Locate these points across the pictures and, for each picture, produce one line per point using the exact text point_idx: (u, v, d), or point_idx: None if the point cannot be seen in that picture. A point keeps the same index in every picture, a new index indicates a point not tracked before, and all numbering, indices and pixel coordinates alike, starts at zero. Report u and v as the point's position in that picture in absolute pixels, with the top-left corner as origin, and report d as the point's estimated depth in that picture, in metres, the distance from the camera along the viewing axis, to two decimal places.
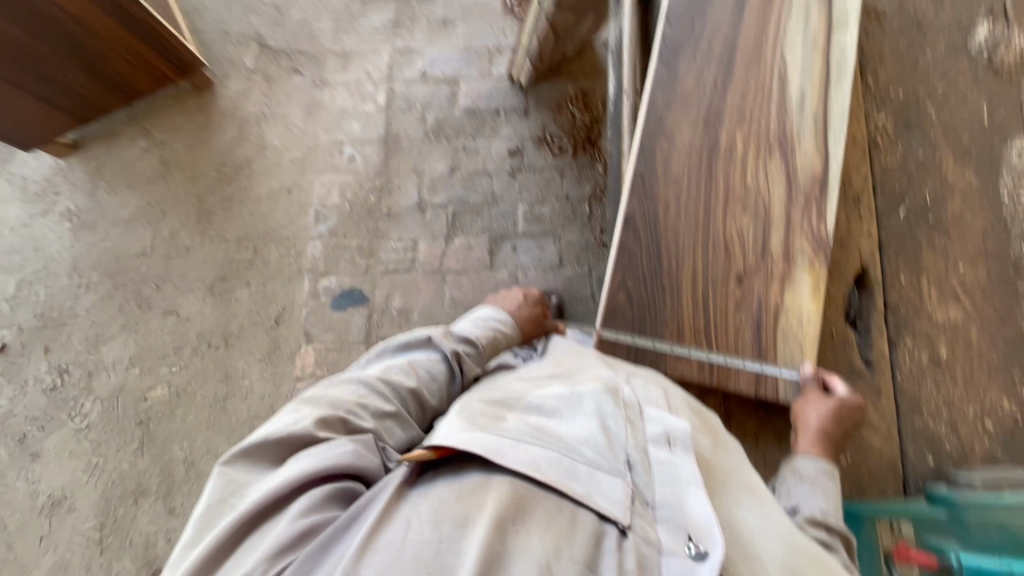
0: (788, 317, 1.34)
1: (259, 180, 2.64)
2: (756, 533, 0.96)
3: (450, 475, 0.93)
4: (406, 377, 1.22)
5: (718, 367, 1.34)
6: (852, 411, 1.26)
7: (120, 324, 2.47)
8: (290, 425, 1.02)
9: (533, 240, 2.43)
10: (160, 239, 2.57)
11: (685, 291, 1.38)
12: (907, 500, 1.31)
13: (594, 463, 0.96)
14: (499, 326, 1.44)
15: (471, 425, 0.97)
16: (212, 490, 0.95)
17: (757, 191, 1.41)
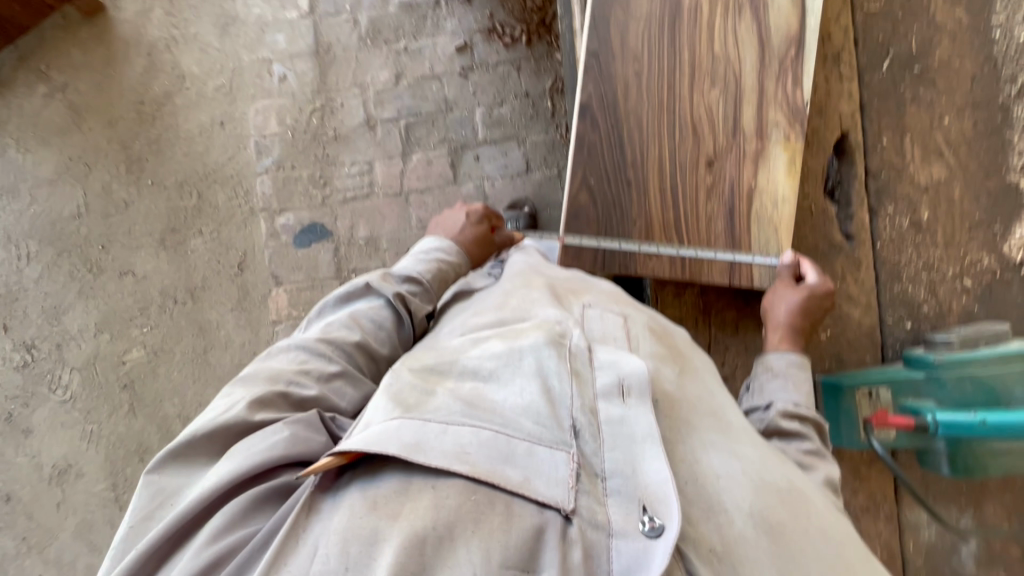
0: (763, 199, 1.27)
1: (185, 115, 2.37)
2: (721, 479, 0.80)
3: (357, 480, 0.72)
4: (349, 332, 1.12)
5: (691, 261, 1.26)
6: (821, 299, 1.24)
7: (76, 291, 2.33)
8: (222, 412, 0.90)
9: (496, 146, 2.26)
10: (93, 196, 2.35)
11: (651, 182, 1.27)
12: (885, 368, 1.30)
13: (534, 438, 0.75)
14: (441, 257, 1.36)
15: (386, 408, 0.77)
16: (139, 503, 0.83)
17: (727, 60, 1.28)
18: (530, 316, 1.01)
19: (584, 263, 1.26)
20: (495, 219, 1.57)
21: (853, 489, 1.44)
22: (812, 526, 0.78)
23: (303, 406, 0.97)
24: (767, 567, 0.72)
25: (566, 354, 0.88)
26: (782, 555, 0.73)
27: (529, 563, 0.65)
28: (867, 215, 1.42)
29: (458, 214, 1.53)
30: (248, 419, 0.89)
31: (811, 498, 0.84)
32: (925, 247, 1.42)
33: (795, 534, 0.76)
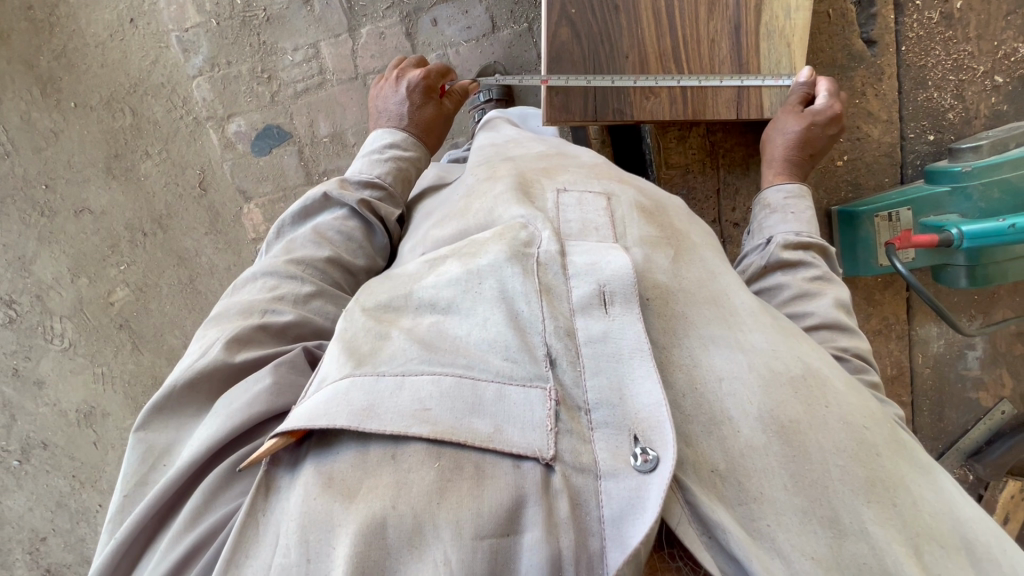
0: (772, 10, 1.11)
1: (86, 16, 2.02)
2: (725, 382, 0.74)
3: (313, 452, 0.68)
4: (317, 249, 1.05)
5: (694, 96, 1.13)
6: (829, 125, 1.10)
7: (36, 238, 2.18)
8: (197, 359, 0.87)
9: (454, 3, 1.97)
10: (15, 130, 2.09)
11: (643, 3, 1.10)
12: (908, 189, 1.28)
13: (502, 378, 0.70)
14: (397, 153, 1.22)
15: (344, 361, 0.73)
16: (130, 460, 0.83)
17: None
18: (494, 219, 0.93)
19: (574, 112, 1.12)
20: (438, 85, 1.33)
21: (866, 316, 1.49)
22: (828, 417, 0.72)
23: (284, 332, 0.94)
24: (778, 474, 0.67)
25: (532, 268, 0.80)
26: (794, 454, 0.68)
27: (508, 526, 0.61)
28: (892, 14, 1.36)
29: (395, 93, 1.30)
30: (227, 360, 0.86)
31: (827, 381, 0.76)
32: (953, 42, 1.35)
33: (808, 427, 0.70)
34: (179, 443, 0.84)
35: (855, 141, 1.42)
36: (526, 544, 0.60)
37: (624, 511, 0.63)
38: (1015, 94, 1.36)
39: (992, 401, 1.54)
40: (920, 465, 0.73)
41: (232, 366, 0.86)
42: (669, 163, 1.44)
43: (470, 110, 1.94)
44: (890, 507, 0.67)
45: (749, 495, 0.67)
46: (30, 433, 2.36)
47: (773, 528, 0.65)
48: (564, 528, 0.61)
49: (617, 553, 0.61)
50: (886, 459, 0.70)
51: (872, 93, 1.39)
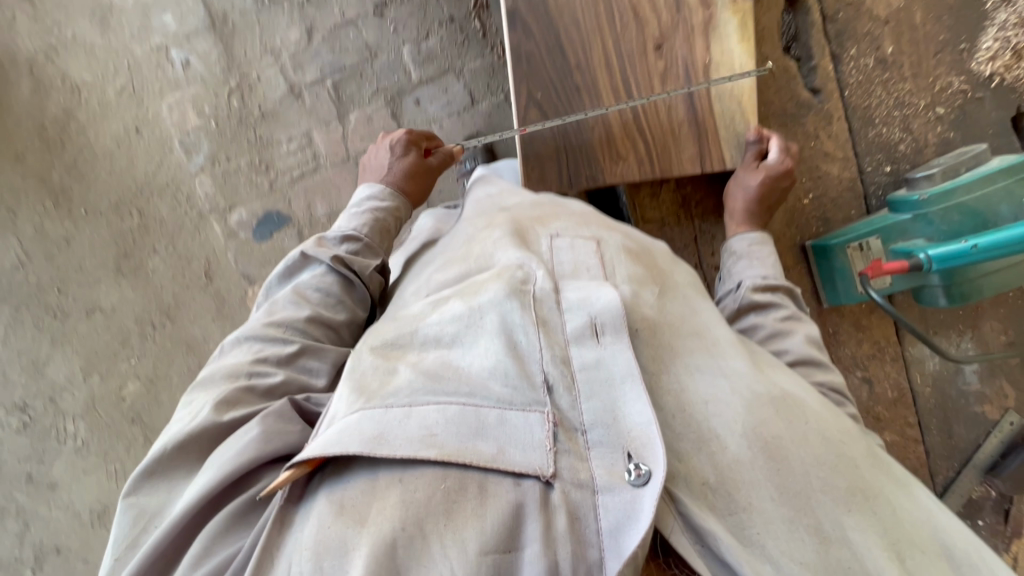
0: (721, 73, 1.15)
1: (94, 130, 2.15)
2: (711, 404, 0.79)
3: (327, 481, 0.73)
4: (298, 309, 1.10)
5: (659, 157, 1.18)
6: (782, 178, 1.17)
7: (49, 341, 2.24)
8: (188, 422, 0.91)
9: (434, 83, 2.13)
10: (30, 241, 2.20)
11: (601, 81, 1.18)
12: (873, 219, 1.35)
13: (503, 404, 0.76)
14: (375, 208, 1.29)
15: (355, 396, 0.78)
16: (123, 524, 0.85)
17: None
18: (492, 261, 0.98)
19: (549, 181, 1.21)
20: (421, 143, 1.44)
21: (857, 340, 1.52)
22: (808, 432, 0.77)
23: (272, 392, 0.97)
24: (764, 486, 0.72)
25: (530, 303, 0.87)
26: (778, 468, 0.73)
27: (509, 542, 0.66)
28: (830, 65, 1.47)
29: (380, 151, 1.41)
30: (216, 419, 0.89)
31: (804, 402, 0.81)
32: (891, 82, 1.46)
33: (790, 444, 0.75)
34: (167, 503, 0.85)
35: (817, 179, 1.49)
36: (526, 558, 0.66)
37: (619, 521, 0.68)
38: (959, 122, 1.45)
39: (998, 413, 1.53)
40: (896, 478, 0.78)
41: (222, 425, 0.89)
42: (645, 219, 1.51)
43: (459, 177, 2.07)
44: (870, 515, 0.72)
45: (739, 505, 0.71)
46: (44, 539, 2.33)
47: (762, 536, 0.69)
48: (561, 541, 0.67)
49: (614, 561, 0.67)
50: (864, 471, 0.76)
51: (826, 135, 1.48)
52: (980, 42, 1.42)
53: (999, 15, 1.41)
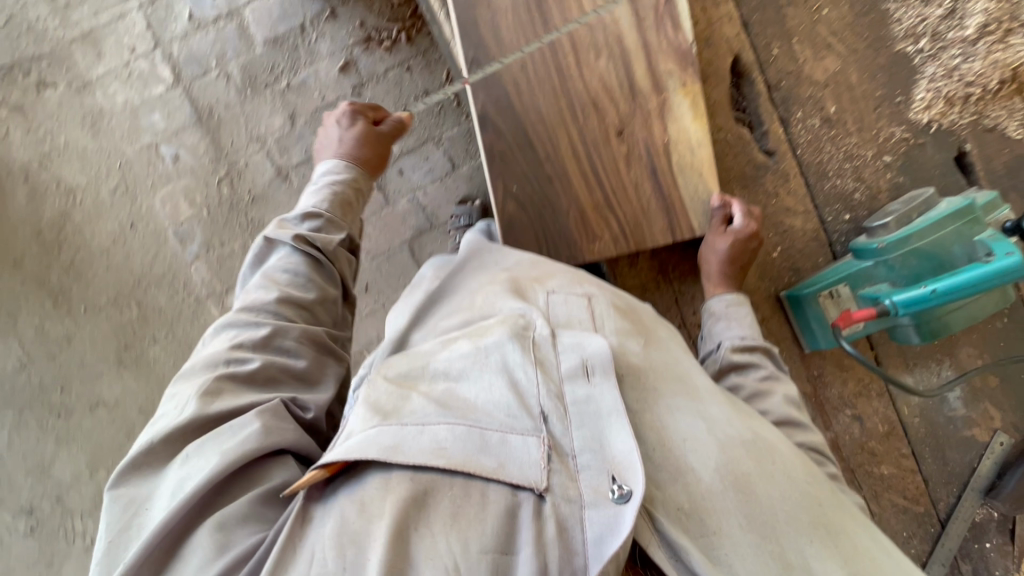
0: (679, 151, 1.23)
1: (90, 230, 2.21)
2: (688, 441, 0.95)
3: (345, 486, 0.87)
4: (266, 292, 1.23)
5: (632, 232, 1.25)
6: (748, 240, 1.26)
7: (54, 441, 2.24)
8: (175, 416, 1.02)
9: (415, 153, 2.26)
10: (30, 343, 2.23)
11: (571, 169, 1.23)
12: (840, 266, 1.44)
13: (506, 428, 0.90)
14: (332, 182, 1.45)
15: (374, 415, 0.90)
16: (115, 514, 0.96)
17: (603, 26, 1.21)
18: (494, 309, 1.11)
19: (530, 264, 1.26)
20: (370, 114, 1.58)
21: (843, 380, 1.61)
22: (775, 471, 0.93)
23: (252, 378, 1.11)
24: (735, 515, 0.87)
25: (530, 345, 1.02)
26: (747, 499, 0.89)
27: (505, 546, 0.80)
28: (780, 128, 1.64)
29: (333, 128, 1.56)
30: (202, 411, 1.01)
31: (775, 446, 0.97)
32: (839, 137, 1.63)
33: (758, 478, 0.92)
34: (157, 492, 0.97)
35: (783, 233, 1.60)
36: (519, 559, 0.79)
37: (601, 534, 0.81)
38: (903, 168, 1.63)
39: (988, 434, 1.64)
40: (856, 518, 0.95)
41: (207, 416, 1.01)
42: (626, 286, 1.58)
43: (451, 231, 2.24)
44: (831, 546, 0.88)
45: (710, 529, 0.87)
46: None
47: (730, 557, 0.85)
48: (550, 545, 0.80)
49: (596, 564, 0.79)
50: (825, 509, 0.93)
51: (785, 192, 1.61)
52: (914, 93, 1.63)
53: (926, 69, 1.62)
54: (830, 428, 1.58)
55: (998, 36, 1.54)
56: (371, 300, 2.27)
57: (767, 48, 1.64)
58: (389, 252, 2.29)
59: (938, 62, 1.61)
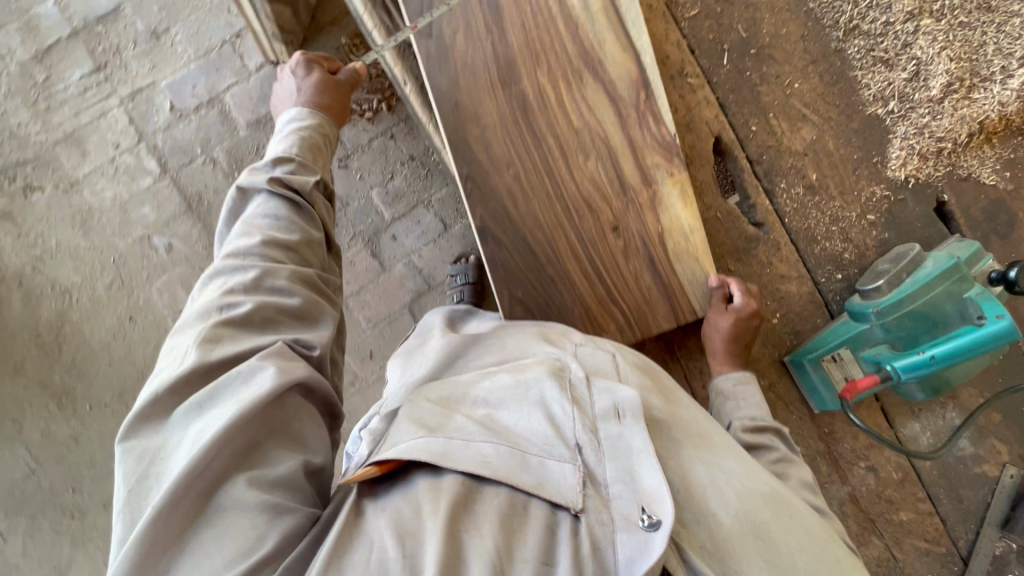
0: (675, 240, 1.22)
1: (89, 327, 2.21)
2: (709, 486, 0.98)
3: (399, 491, 0.91)
4: (250, 237, 1.17)
5: (637, 322, 1.23)
6: (751, 318, 1.29)
7: (69, 542, 2.22)
8: (177, 368, 0.97)
9: (407, 218, 2.29)
10: (38, 446, 2.21)
11: (572, 269, 1.20)
12: (840, 327, 1.53)
13: (543, 452, 0.93)
14: (298, 129, 1.42)
15: (422, 430, 0.96)
16: (127, 470, 0.90)
17: (587, 126, 1.18)
18: (528, 352, 1.13)
19: None
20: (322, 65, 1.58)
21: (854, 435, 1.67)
22: (793, 524, 0.98)
23: (248, 321, 1.06)
24: (757, 560, 0.91)
25: (566, 384, 1.04)
26: (769, 548, 0.93)
27: (547, 557, 0.82)
28: (766, 199, 1.69)
29: (291, 79, 1.53)
30: (205, 358, 0.97)
31: (792, 502, 1.02)
32: (824, 202, 1.68)
33: (776, 529, 0.96)
34: (170, 442, 0.92)
35: (779, 300, 1.66)
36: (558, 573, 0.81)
37: (634, 556, 0.83)
38: (889, 223, 1.67)
39: (997, 469, 1.69)
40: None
41: (211, 362, 0.97)
42: None
43: (449, 291, 2.26)
44: None
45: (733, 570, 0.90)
46: None
47: None
48: (587, 561, 0.83)
49: None
50: (843, 566, 0.98)
51: (778, 259, 1.67)
52: (890, 152, 1.68)
53: (898, 128, 1.67)
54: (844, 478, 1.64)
55: (962, 94, 1.62)
56: (377, 365, 2.30)
57: (746, 125, 1.68)
58: (390, 317, 2.31)
59: (908, 121, 1.66)
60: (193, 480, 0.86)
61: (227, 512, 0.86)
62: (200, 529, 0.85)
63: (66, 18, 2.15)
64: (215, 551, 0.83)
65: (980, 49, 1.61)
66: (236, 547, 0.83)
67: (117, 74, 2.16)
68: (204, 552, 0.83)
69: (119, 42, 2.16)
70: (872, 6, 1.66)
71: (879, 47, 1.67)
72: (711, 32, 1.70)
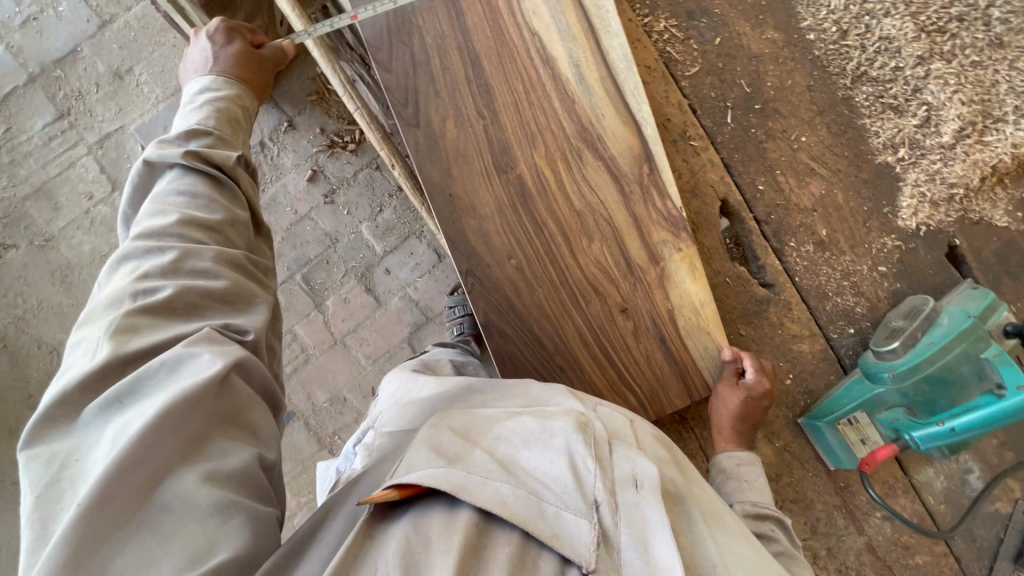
0: (687, 316, 1.05)
1: None
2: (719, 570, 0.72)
3: (409, 515, 0.72)
4: (161, 219, 0.77)
5: (650, 403, 1.07)
6: (762, 399, 1.06)
7: None
8: (88, 363, 0.66)
9: (399, 251, 2.19)
10: None
11: (579, 359, 1.03)
12: (855, 388, 1.14)
13: (560, 502, 0.73)
14: (213, 98, 0.92)
15: (439, 455, 0.76)
16: (29, 488, 0.61)
17: (590, 207, 1.00)
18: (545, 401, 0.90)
19: None
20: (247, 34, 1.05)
21: None
22: None
23: (171, 309, 0.72)
24: None
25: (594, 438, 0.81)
26: None
27: None
28: None
29: (195, 47, 1.00)
30: (121, 349, 0.66)
31: None
32: (835, 258, 1.23)
33: None
34: (88, 443, 0.63)
35: None
36: None
37: None
38: None
39: None
40: None
41: (131, 355, 0.67)
42: None
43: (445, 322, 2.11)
44: None
45: None
46: None
47: None
48: None
49: None
50: None
51: None
52: (899, 201, 1.23)
53: (909, 175, 1.23)
54: (859, 533, 1.23)
55: (975, 138, 1.21)
56: None
57: None
58: (390, 351, 2.18)
59: (920, 167, 1.23)
60: (121, 483, 0.60)
61: (175, 517, 0.61)
62: (124, 548, 0.58)
63: (21, 64, 2.04)
64: (163, 560, 0.59)
65: (994, 90, 1.22)
66: (190, 553, 0.60)
67: (81, 120, 2.04)
68: (146, 566, 0.58)
69: (80, 85, 2.04)
70: (881, 49, 1.25)
71: (890, 92, 1.24)
72: (713, 89, 1.28)
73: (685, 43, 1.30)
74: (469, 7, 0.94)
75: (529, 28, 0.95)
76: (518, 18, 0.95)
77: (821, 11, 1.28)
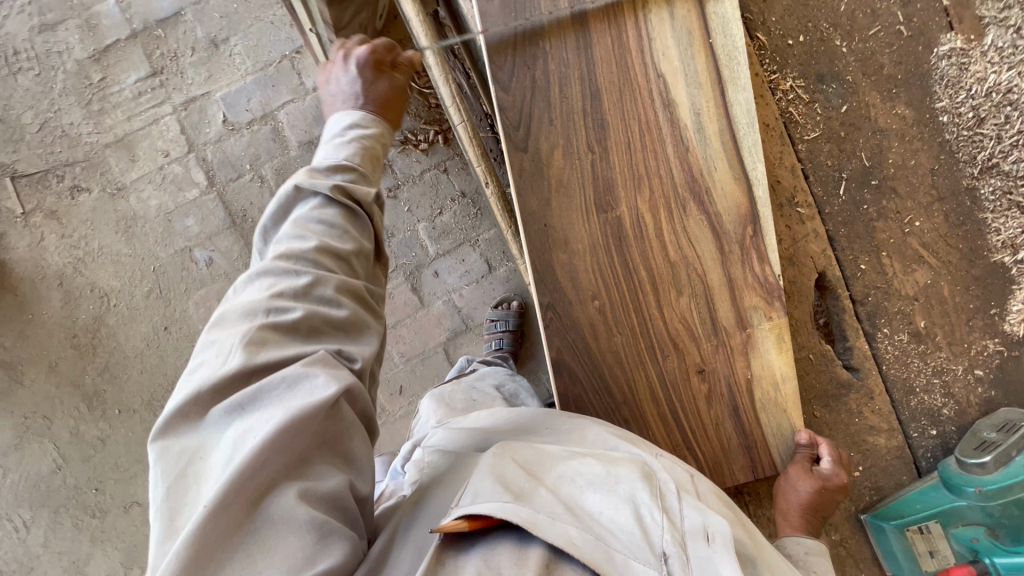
0: (765, 388, 0.98)
1: (125, 332, 2.04)
2: None
3: (478, 546, 0.63)
4: (301, 242, 0.81)
5: (709, 468, 1.00)
6: (836, 492, 1.01)
7: (71, 560, 1.98)
8: (219, 368, 0.68)
9: (451, 255, 2.08)
10: (66, 445, 2.01)
11: (643, 407, 0.98)
12: (930, 495, 1.22)
13: (629, 550, 0.61)
14: (361, 134, 0.95)
15: (503, 485, 0.66)
16: (160, 480, 0.63)
17: (686, 259, 0.96)
18: (611, 447, 0.78)
19: None
20: (389, 60, 1.07)
21: None
22: None
23: (296, 329, 0.75)
24: None
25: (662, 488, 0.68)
26: None
27: None
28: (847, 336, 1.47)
29: (344, 74, 1.03)
30: (249, 361, 0.68)
31: None
32: (928, 352, 1.30)
33: None
34: (212, 444, 0.65)
35: None
36: None
37: None
38: None
39: None
40: None
41: (258, 368, 0.68)
42: None
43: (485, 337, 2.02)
44: None
45: None
46: None
47: None
48: None
49: None
50: None
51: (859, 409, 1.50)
52: (1010, 304, 1.28)
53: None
54: None
55: None
56: (407, 403, 2.05)
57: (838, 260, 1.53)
58: (424, 355, 2.08)
59: None
60: (237, 491, 0.60)
61: (275, 530, 0.61)
62: (238, 557, 0.59)
63: (127, 19, 2.10)
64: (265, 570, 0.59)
65: None
66: (288, 566, 0.60)
67: (173, 80, 2.09)
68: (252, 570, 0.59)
69: (176, 47, 2.10)
70: (1019, 143, 1.24)
71: (1020, 189, 1.25)
72: (830, 157, 1.33)
73: (809, 106, 1.34)
74: (598, 40, 0.94)
75: (656, 70, 0.94)
76: (648, 59, 0.94)
77: (960, 94, 1.29)
